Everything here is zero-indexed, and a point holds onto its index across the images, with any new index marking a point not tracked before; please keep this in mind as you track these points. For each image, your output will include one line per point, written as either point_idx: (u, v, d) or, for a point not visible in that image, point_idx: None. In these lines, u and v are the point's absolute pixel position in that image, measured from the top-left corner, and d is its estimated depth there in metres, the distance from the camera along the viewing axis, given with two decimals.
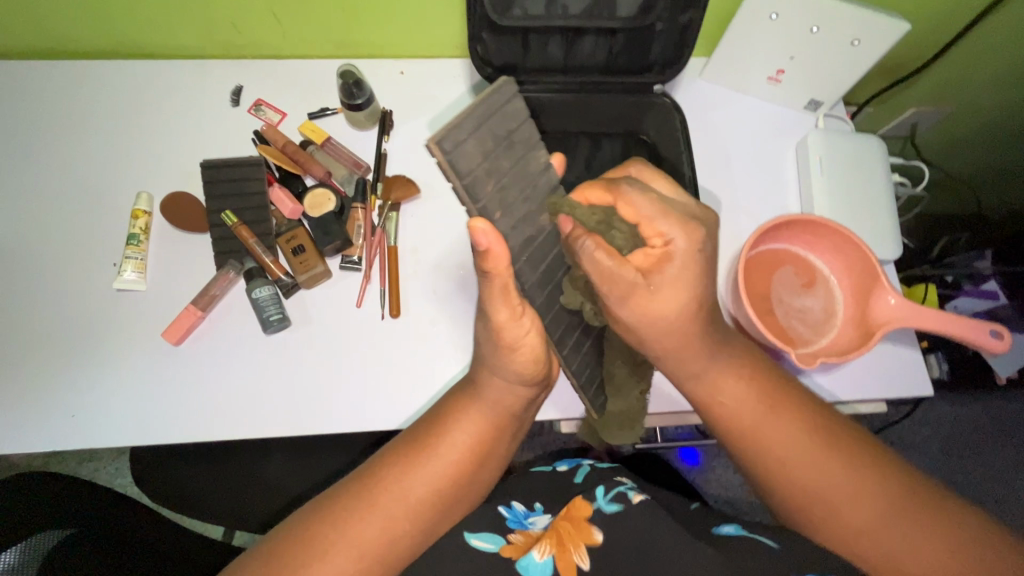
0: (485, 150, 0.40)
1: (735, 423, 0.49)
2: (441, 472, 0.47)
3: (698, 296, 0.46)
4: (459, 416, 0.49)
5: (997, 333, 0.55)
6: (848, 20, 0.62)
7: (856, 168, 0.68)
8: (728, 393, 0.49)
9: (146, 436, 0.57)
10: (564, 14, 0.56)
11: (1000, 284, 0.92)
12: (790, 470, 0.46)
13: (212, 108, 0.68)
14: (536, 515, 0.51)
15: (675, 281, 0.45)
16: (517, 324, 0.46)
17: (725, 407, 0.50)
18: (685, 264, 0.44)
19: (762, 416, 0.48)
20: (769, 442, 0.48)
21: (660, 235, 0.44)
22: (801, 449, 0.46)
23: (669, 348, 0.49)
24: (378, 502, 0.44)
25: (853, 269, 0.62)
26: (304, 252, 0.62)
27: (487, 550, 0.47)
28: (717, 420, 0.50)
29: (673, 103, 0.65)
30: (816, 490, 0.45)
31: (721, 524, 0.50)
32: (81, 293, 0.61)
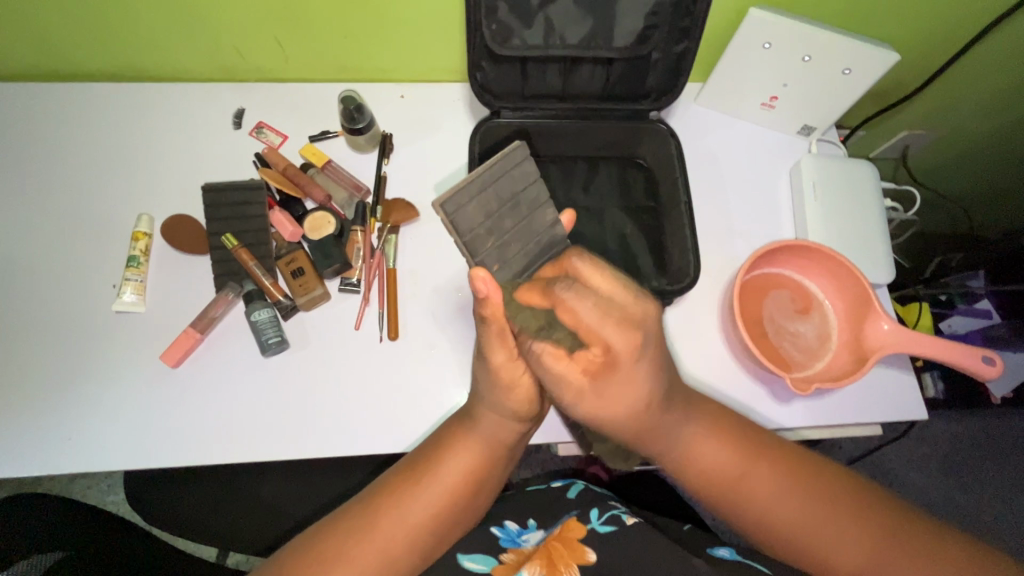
0: (487, 206, 0.48)
1: (714, 482, 0.48)
2: (436, 504, 0.46)
3: (645, 398, 0.44)
4: (453, 446, 0.49)
5: (990, 359, 0.56)
6: (840, 50, 0.64)
7: (849, 193, 0.69)
8: (704, 452, 0.48)
9: (142, 459, 0.57)
10: (562, 43, 0.58)
11: (993, 304, 0.93)
12: (781, 529, 0.46)
13: (214, 131, 0.68)
14: (529, 532, 0.54)
15: (619, 391, 0.43)
16: (513, 365, 0.46)
17: (703, 467, 0.49)
18: (626, 373, 0.42)
19: (732, 478, 0.48)
20: (754, 497, 0.47)
21: (633, 307, 0.41)
22: (788, 501, 0.46)
23: (629, 431, 0.46)
24: (376, 530, 0.44)
25: (848, 294, 0.62)
26: (303, 275, 0.62)
27: (480, 571, 0.49)
28: (694, 479, 0.49)
29: (669, 130, 0.65)
30: (812, 542, 0.45)
31: (714, 546, 0.52)
32: (80, 315, 0.61)
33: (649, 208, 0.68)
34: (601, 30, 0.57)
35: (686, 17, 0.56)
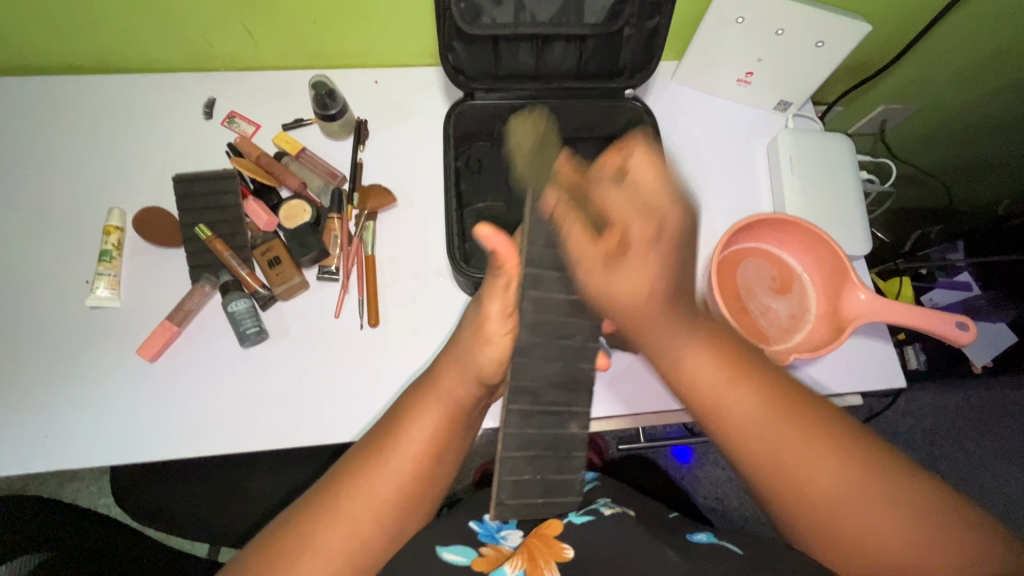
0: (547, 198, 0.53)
1: (698, 392, 0.45)
2: (402, 471, 0.44)
3: (655, 290, 0.45)
4: (417, 412, 0.46)
5: (963, 324, 0.57)
6: (813, 22, 0.63)
7: (826, 166, 0.70)
8: (700, 366, 0.44)
9: (123, 454, 0.57)
10: (533, 21, 0.57)
11: (973, 276, 0.95)
12: (752, 431, 0.42)
13: (185, 121, 0.67)
14: (509, 529, 0.52)
15: (632, 270, 0.45)
16: (504, 322, 0.48)
17: (695, 378, 0.45)
18: (639, 256, 0.44)
19: (725, 386, 0.43)
20: (731, 406, 0.43)
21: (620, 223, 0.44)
22: (763, 415, 0.42)
23: (631, 313, 0.46)
24: (340, 510, 0.42)
25: (825, 266, 0.63)
26: (280, 264, 0.61)
27: (459, 563, 0.48)
28: (685, 388, 0.46)
29: (644, 107, 0.65)
30: (782, 457, 0.41)
31: (692, 532, 0.52)
32: (54, 311, 0.60)
33: None
34: (572, 6, 0.56)
35: None
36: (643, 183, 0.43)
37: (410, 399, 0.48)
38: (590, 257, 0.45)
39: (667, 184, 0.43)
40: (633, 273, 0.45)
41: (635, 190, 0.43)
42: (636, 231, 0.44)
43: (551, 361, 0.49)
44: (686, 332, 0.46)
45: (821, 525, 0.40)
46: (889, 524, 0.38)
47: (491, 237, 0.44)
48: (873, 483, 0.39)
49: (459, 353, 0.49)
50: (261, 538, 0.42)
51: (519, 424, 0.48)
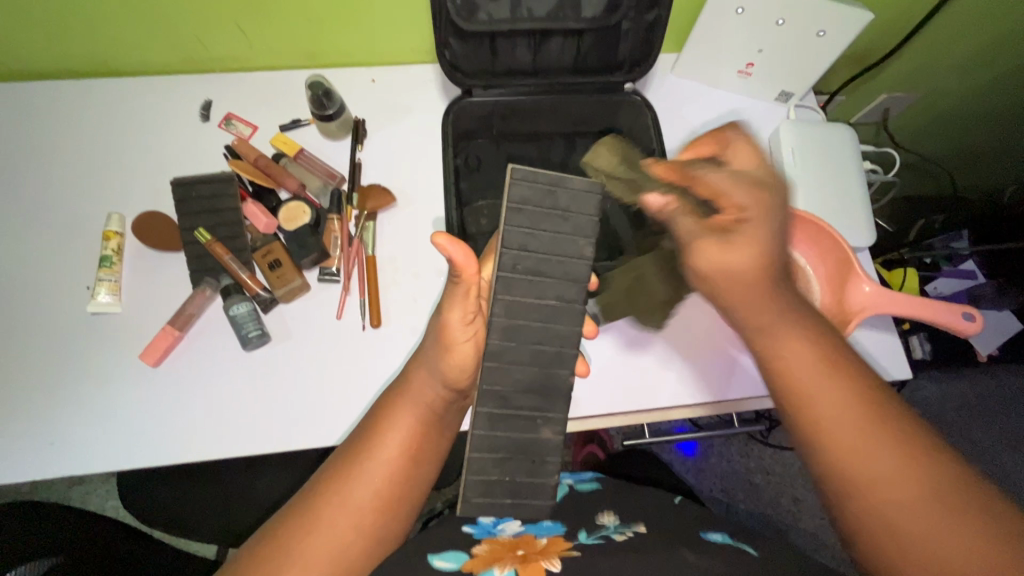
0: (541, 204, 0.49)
1: (785, 378, 0.43)
2: (381, 473, 0.45)
3: (765, 260, 0.43)
4: (390, 418, 0.47)
5: (969, 315, 0.56)
6: (813, 10, 0.63)
7: (829, 157, 0.69)
8: (795, 354, 0.42)
9: (128, 459, 0.57)
10: (530, 16, 0.56)
11: (977, 264, 0.93)
12: (831, 419, 0.40)
13: (182, 124, 0.67)
14: (504, 522, 0.52)
15: (746, 241, 0.43)
16: (466, 326, 0.48)
17: (785, 362, 0.43)
18: (755, 225, 0.43)
19: (814, 375, 0.41)
20: (814, 393, 0.41)
21: (732, 204, 0.43)
22: (845, 406, 0.40)
23: (735, 287, 0.44)
24: (317, 520, 0.42)
25: (828, 259, 0.62)
26: (280, 267, 0.61)
27: (450, 567, 0.46)
28: (772, 376, 0.43)
29: (644, 101, 0.65)
30: (844, 443, 0.39)
31: (706, 530, 0.51)
32: (56, 318, 0.60)
33: None
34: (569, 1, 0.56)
35: None
36: (748, 169, 0.44)
37: (384, 405, 0.49)
38: (696, 232, 0.45)
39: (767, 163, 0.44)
40: (729, 250, 0.44)
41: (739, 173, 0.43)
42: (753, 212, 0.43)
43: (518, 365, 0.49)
44: (786, 315, 0.44)
45: (879, 529, 0.37)
46: (955, 543, 0.35)
47: (446, 244, 0.44)
48: (954, 503, 0.36)
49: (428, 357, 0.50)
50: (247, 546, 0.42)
51: (487, 428, 0.47)
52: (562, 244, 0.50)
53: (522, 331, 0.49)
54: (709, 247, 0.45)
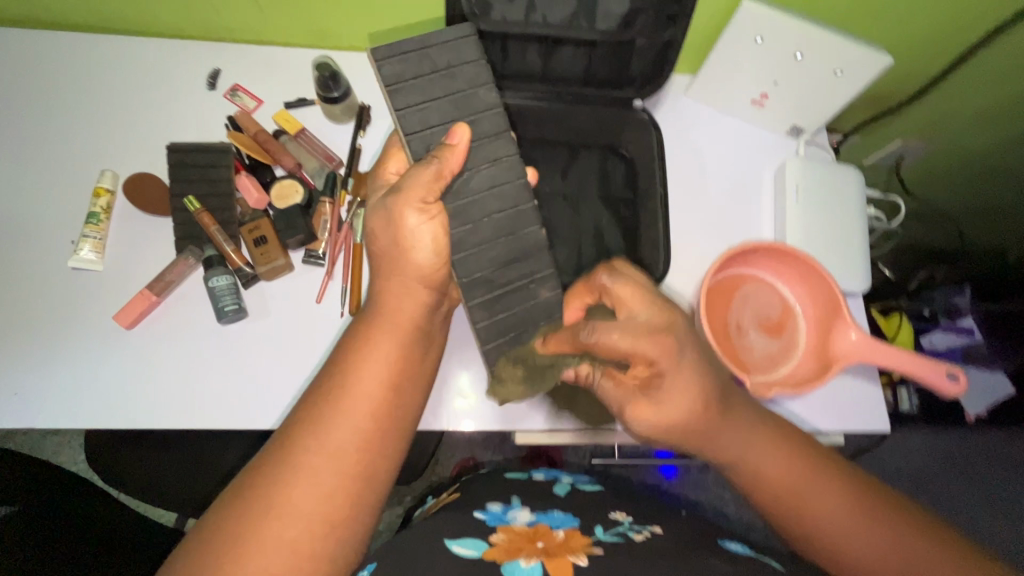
0: (421, 70, 0.52)
1: (774, 489, 0.47)
2: (360, 414, 0.44)
3: (698, 404, 0.47)
4: (371, 351, 0.46)
5: (954, 375, 0.55)
6: (831, 49, 0.62)
7: (832, 197, 0.68)
8: (766, 463, 0.47)
9: (91, 417, 0.57)
10: (543, 23, 0.55)
11: (976, 322, 0.92)
12: (829, 535, 0.45)
13: (187, 90, 0.66)
14: (515, 511, 0.53)
15: (673, 394, 0.46)
16: (427, 220, 0.49)
17: (767, 476, 0.47)
18: (672, 377, 0.46)
19: (798, 482, 0.46)
20: (811, 513, 0.45)
21: (643, 357, 0.45)
22: (840, 516, 0.45)
23: (682, 433, 0.48)
24: (302, 464, 0.41)
25: (818, 301, 0.61)
26: (266, 244, 0.60)
27: (470, 555, 0.44)
28: (758, 492, 0.47)
29: (651, 120, 0.64)
30: (851, 549, 0.44)
31: (726, 539, 0.51)
32: (39, 269, 0.60)
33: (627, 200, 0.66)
34: (584, 10, 0.55)
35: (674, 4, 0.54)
36: (640, 314, 0.48)
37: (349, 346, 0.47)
38: (623, 398, 0.49)
39: (653, 300, 0.48)
40: (668, 398, 0.47)
41: (633, 323, 0.46)
42: (665, 364, 0.46)
43: (492, 245, 0.54)
44: (742, 429, 0.48)
45: None
46: None
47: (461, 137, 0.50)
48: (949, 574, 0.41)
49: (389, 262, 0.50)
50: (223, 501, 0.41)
51: (487, 314, 0.54)
52: (462, 100, 0.53)
53: (467, 211, 0.53)
54: (636, 403, 0.48)
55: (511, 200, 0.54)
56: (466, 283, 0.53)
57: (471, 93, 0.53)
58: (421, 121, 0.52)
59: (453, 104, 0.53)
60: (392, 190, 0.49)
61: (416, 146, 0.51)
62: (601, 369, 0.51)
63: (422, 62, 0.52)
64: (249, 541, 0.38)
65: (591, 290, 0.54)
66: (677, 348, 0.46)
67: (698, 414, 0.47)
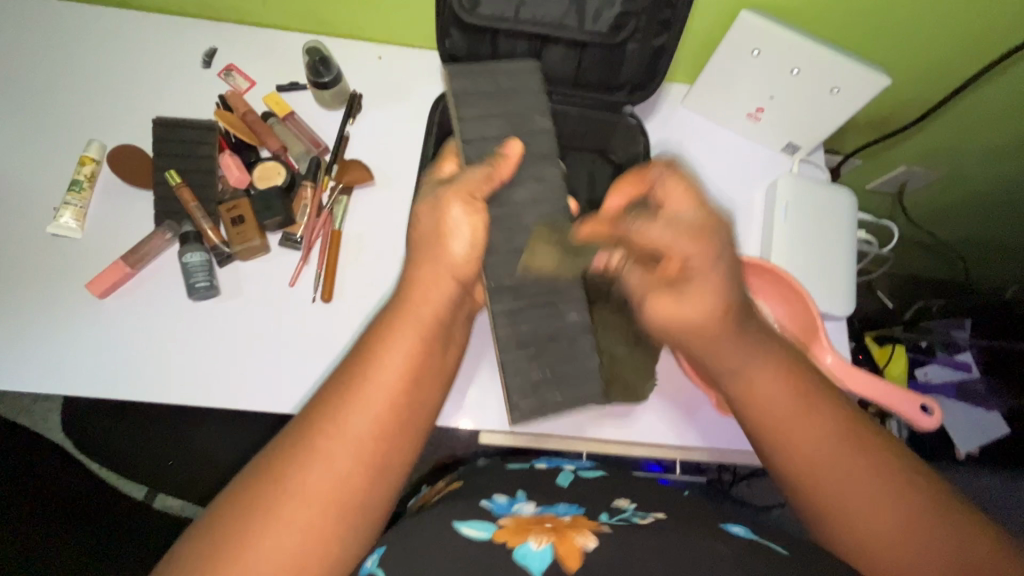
0: (481, 82, 0.54)
1: (765, 411, 0.42)
2: (383, 404, 0.39)
3: (716, 308, 0.42)
4: (392, 337, 0.41)
5: (928, 407, 0.54)
6: (829, 66, 0.61)
7: (821, 218, 0.66)
8: (763, 381, 0.42)
9: (55, 383, 0.57)
10: (533, 20, 0.55)
11: (974, 357, 0.89)
12: (822, 473, 0.40)
13: (181, 67, 0.67)
14: (519, 503, 0.50)
15: (696, 295, 0.42)
16: (470, 211, 0.47)
17: (759, 398, 0.42)
18: (695, 287, 0.42)
19: (795, 415, 0.41)
20: (800, 441, 0.41)
21: (677, 254, 0.42)
22: (836, 454, 0.40)
23: (699, 331, 0.43)
24: (316, 450, 0.37)
25: (796, 323, 0.60)
26: (242, 224, 0.60)
27: (481, 538, 0.43)
28: (746, 410, 0.43)
29: (640, 126, 0.63)
30: (848, 502, 0.39)
31: (728, 522, 0.47)
32: (19, 233, 0.60)
33: (611, 206, 0.66)
34: (575, 9, 0.54)
35: (667, 8, 0.54)
36: (686, 215, 0.42)
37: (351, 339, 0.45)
38: (649, 284, 0.45)
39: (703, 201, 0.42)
40: (680, 303, 0.43)
41: (679, 220, 0.41)
42: (692, 263, 0.41)
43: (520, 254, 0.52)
44: (756, 352, 0.42)
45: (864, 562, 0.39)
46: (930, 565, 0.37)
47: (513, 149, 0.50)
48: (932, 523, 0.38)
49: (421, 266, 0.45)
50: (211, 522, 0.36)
51: (509, 322, 0.51)
52: (520, 118, 0.55)
53: (511, 220, 0.52)
54: (660, 297, 0.44)
55: (550, 217, 0.54)
56: (493, 289, 0.51)
57: (524, 113, 0.55)
58: (481, 133, 0.53)
59: (508, 120, 0.55)
60: (443, 183, 0.48)
61: (471, 151, 0.52)
62: (633, 258, 0.46)
63: (497, 82, 0.55)
64: (241, 554, 0.34)
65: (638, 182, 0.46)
66: (715, 252, 0.41)
67: (718, 320, 0.42)
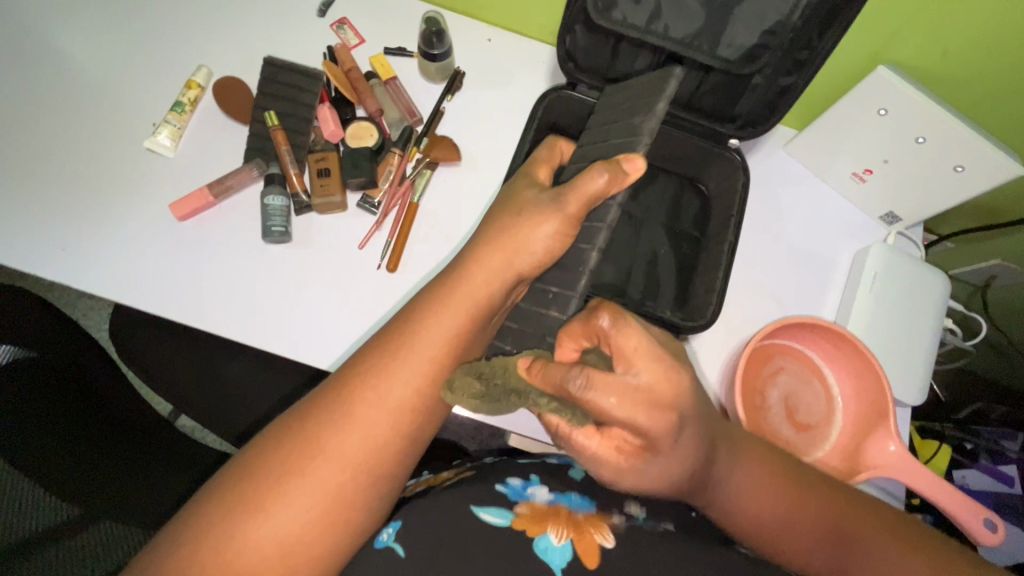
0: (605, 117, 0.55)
1: (760, 515, 0.43)
2: (418, 372, 0.42)
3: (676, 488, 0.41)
4: (437, 311, 0.43)
5: (992, 523, 0.49)
6: (961, 142, 0.57)
7: (911, 297, 0.63)
8: (748, 483, 0.43)
9: (119, 290, 0.58)
10: (664, 34, 0.53)
11: (1019, 473, 0.78)
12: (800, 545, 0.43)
13: (299, 11, 0.67)
14: (534, 487, 0.50)
15: (650, 474, 0.40)
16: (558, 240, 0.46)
17: (749, 511, 0.43)
18: (663, 459, 0.40)
19: (781, 510, 0.43)
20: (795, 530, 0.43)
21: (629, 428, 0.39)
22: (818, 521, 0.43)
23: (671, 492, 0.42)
24: (352, 415, 0.40)
25: (863, 400, 0.57)
26: (327, 177, 0.61)
27: (500, 524, 0.44)
28: (742, 524, 0.43)
29: (742, 163, 0.60)
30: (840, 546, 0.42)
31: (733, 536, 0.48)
32: (118, 141, 0.62)
33: (692, 237, 0.64)
34: (709, 31, 0.52)
35: (805, 49, 0.51)
36: (640, 373, 0.39)
37: (419, 307, 0.44)
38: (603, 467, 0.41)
39: (656, 351, 0.40)
40: (652, 466, 0.40)
41: (626, 388, 0.38)
42: (660, 437, 0.38)
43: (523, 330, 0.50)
44: (743, 465, 0.44)
45: None
46: None
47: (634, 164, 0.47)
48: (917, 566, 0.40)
49: (498, 243, 0.46)
50: (252, 454, 0.38)
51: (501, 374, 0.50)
52: (617, 128, 0.53)
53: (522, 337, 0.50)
54: (616, 464, 0.40)
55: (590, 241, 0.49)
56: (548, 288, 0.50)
57: (626, 124, 0.52)
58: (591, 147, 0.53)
59: (612, 128, 0.53)
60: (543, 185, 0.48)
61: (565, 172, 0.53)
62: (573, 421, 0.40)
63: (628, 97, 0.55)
64: (269, 506, 0.36)
65: (595, 332, 0.41)
66: (680, 424, 0.39)
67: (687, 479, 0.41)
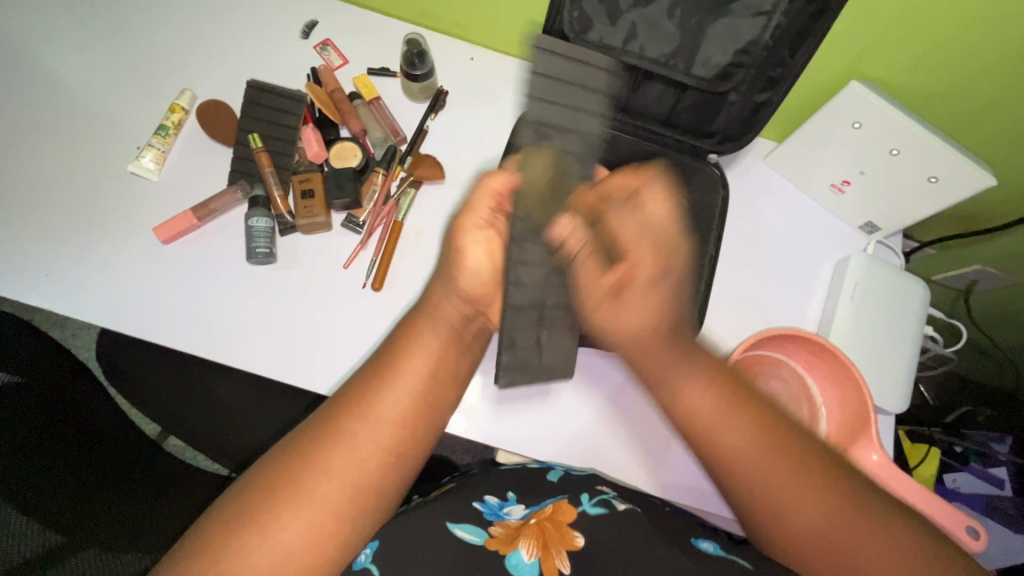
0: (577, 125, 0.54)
1: (695, 417, 0.42)
2: (408, 394, 0.41)
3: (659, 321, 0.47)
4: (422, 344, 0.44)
5: (975, 530, 0.51)
6: (933, 154, 0.58)
7: (892, 305, 0.64)
8: (691, 395, 0.43)
9: (103, 313, 0.58)
10: (640, 54, 0.54)
11: (1010, 475, 0.79)
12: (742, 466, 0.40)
13: (283, 33, 0.68)
14: (510, 506, 0.50)
15: (634, 307, 0.47)
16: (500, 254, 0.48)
17: (687, 409, 0.43)
18: (643, 293, 0.47)
19: (721, 418, 0.41)
20: (724, 442, 0.41)
21: (631, 260, 0.48)
22: (762, 453, 0.40)
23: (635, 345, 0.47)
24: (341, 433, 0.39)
25: (845, 411, 0.58)
26: (311, 198, 0.61)
27: (472, 542, 0.45)
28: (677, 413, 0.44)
29: (721, 178, 0.61)
30: (772, 489, 0.39)
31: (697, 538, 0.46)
32: (102, 164, 0.62)
33: None
34: (685, 51, 0.53)
35: (778, 66, 0.52)
36: (652, 217, 0.49)
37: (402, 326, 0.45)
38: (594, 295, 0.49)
39: (673, 214, 0.50)
40: (634, 309, 0.47)
41: (637, 217, 0.49)
42: (641, 272, 0.48)
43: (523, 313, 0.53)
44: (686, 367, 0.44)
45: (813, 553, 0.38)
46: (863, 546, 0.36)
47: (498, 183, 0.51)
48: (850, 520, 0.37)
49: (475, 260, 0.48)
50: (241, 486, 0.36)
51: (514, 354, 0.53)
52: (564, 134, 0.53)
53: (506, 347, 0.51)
54: (607, 296, 0.48)
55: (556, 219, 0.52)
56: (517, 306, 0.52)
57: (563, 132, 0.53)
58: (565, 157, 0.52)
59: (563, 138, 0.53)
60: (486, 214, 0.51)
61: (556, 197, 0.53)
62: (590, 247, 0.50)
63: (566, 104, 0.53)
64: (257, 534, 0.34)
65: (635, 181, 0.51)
66: (662, 273, 0.48)
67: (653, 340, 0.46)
